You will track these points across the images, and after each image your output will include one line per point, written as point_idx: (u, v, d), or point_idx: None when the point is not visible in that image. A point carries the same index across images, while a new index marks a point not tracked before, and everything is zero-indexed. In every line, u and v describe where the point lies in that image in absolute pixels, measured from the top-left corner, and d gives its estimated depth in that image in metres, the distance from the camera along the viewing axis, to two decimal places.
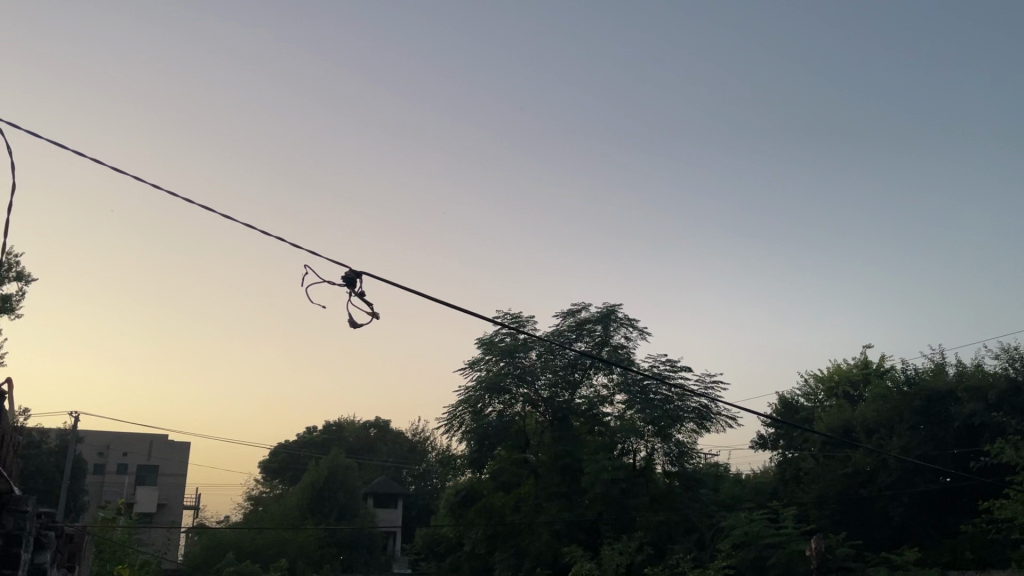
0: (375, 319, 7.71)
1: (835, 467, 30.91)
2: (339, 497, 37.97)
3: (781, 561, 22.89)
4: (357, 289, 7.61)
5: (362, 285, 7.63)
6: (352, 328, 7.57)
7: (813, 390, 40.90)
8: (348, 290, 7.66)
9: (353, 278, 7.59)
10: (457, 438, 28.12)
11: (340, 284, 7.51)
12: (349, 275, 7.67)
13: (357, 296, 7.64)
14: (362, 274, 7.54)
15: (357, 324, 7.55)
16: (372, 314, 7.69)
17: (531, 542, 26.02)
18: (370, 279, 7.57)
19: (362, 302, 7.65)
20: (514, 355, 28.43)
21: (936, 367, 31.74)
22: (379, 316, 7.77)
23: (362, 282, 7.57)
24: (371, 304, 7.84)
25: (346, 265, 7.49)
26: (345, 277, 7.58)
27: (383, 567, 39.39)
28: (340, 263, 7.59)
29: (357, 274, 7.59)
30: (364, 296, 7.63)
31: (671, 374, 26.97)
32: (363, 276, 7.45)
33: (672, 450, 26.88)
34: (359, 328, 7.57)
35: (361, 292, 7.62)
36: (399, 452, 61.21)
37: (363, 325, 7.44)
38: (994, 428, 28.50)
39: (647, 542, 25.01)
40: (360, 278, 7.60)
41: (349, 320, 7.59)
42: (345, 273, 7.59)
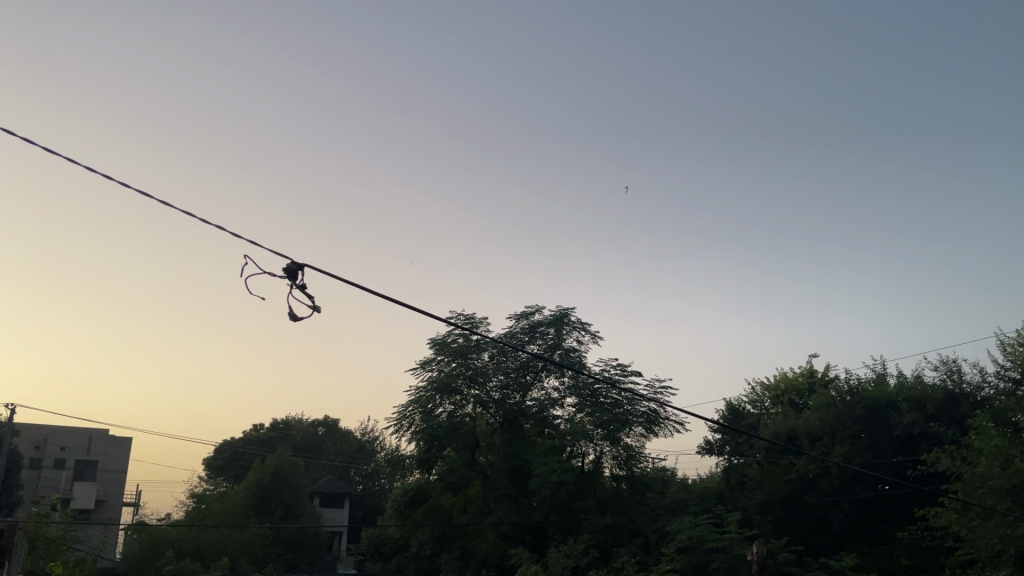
0: (316, 312, 7.60)
1: (779, 473, 31.50)
2: (284, 497, 37.44)
3: (724, 565, 23.28)
4: (299, 282, 7.52)
5: (304, 277, 7.53)
6: (292, 321, 7.47)
7: (759, 397, 41.56)
8: (289, 283, 7.55)
9: (295, 270, 7.49)
10: (406, 438, 27.89)
11: (281, 276, 7.41)
12: (291, 267, 7.56)
13: (298, 289, 7.54)
14: (304, 266, 7.44)
15: (296, 316, 7.44)
16: (312, 307, 7.56)
17: (478, 543, 26.02)
18: (313, 271, 7.46)
19: (304, 295, 7.53)
20: (466, 356, 28.37)
21: (878, 377, 32.57)
22: (320, 309, 7.64)
23: (305, 275, 7.47)
24: (313, 297, 7.74)
25: (287, 258, 7.39)
26: (286, 269, 7.48)
27: (328, 567, 39.01)
28: (281, 254, 7.48)
29: (299, 266, 7.50)
30: (305, 289, 7.53)
31: (622, 378, 27.19)
32: (304, 268, 7.36)
33: (620, 454, 27.10)
34: (299, 320, 7.47)
35: (303, 285, 7.52)
36: (347, 452, 60.82)
37: (303, 318, 7.33)
38: (931, 437, 29.41)
39: (593, 545, 25.15)
40: (302, 270, 7.50)
41: (289, 313, 7.47)
42: (287, 264, 7.48)
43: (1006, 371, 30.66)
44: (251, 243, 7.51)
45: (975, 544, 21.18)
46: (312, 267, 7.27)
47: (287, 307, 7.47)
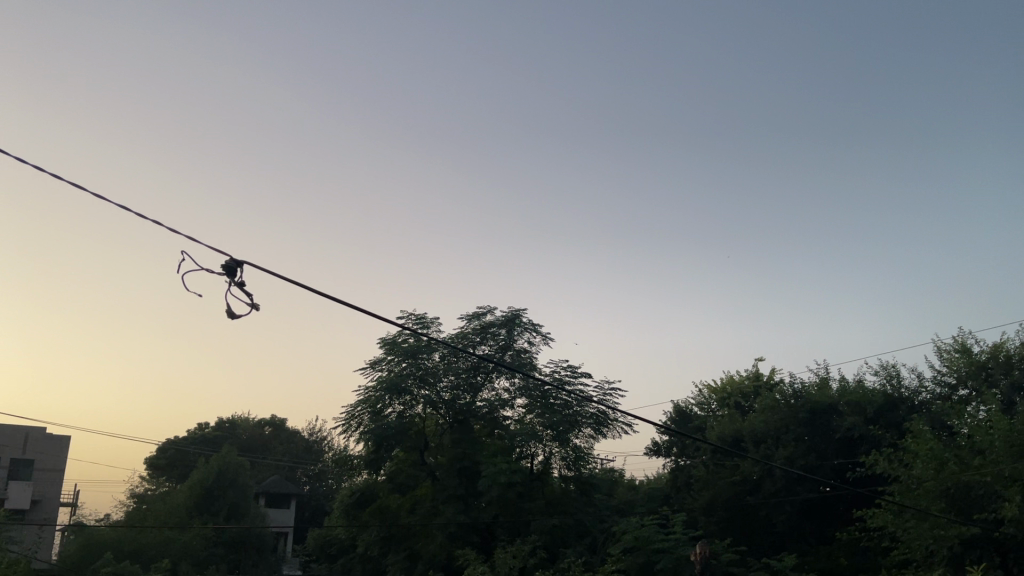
0: (255, 310, 7.51)
1: (724, 474, 32.06)
2: (228, 497, 36.87)
3: (669, 565, 23.59)
4: (238, 279, 7.43)
5: (242, 274, 7.45)
6: (230, 319, 7.37)
7: (706, 399, 42.18)
8: (228, 280, 7.45)
9: (234, 267, 7.40)
10: (355, 438, 27.63)
11: (218, 272, 7.31)
12: (229, 264, 7.47)
13: (236, 286, 7.45)
14: (243, 263, 7.36)
15: (234, 314, 7.34)
16: (251, 305, 7.49)
17: (425, 544, 25.97)
18: (251, 268, 7.38)
19: (243, 293, 7.45)
20: (417, 356, 28.23)
21: (821, 381, 33.32)
22: (259, 307, 7.55)
23: (243, 272, 7.39)
24: (252, 294, 7.66)
25: (225, 254, 7.30)
26: (225, 265, 7.39)
27: (273, 568, 38.49)
28: (219, 251, 7.38)
29: (238, 263, 7.41)
30: (244, 287, 7.44)
31: (572, 380, 27.33)
32: (243, 265, 7.28)
33: (569, 454, 27.12)
34: (237, 318, 7.37)
35: (241, 282, 7.44)
36: (295, 452, 60.08)
37: (240, 315, 7.24)
38: (871, 440, 30.18)
39: (540, 546, 25.22)
40: (241, 267, 7.42)
41: (228, 310, 7.37)
42: (225, 261, 7.39)
43: (943, 376, 31.69)
44: (188, 238, 7.40)
45: (911, 544, 21.77)
46: (251, 264, 7.20)
47: (225, 304, 7.36)
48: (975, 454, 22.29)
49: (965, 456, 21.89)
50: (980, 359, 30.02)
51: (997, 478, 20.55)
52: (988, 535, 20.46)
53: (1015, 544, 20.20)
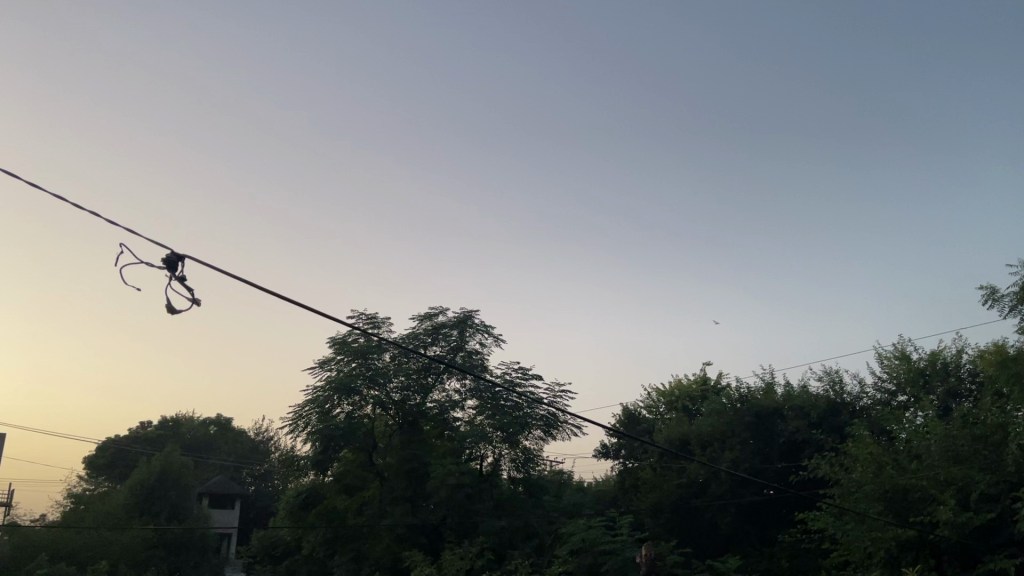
0: (196, 306, 7.39)
1: (671, 477, 32.45)
2: (170, 497, 36.16)
3: (615, 567, 23.70)
4: (179, 273, 7.29)
5: (184, 269, 7.31)
6: (169, 313, 7.22)
7: (654, 402, 42.61)
8: (169, 274, 7.31)
9: (175, 261, 7.26)
10: (302, 438, 27.26)
11: (158, 266, 7.16)
12: (170, 259, 7.33)
13: (178, 281, 7.31)
14: (185, 257, 7.23)
15: (174, 309, 7.20)
16: (191, 300, 7.36)
17: (372, 545, 25.77)
18: (193, 263, 7.25)
19: (183, 287, 7.31)
20: (367, 356, 28.00)
21: (766, 386, 33.92)
22: (200, 302, 7.42)
23: (185, 267, 7.26)
24: (193, 290, 7.52)
25: (166, 247, 7.16)
26: (166, 260, 7.24)
27: (215, 569, 37.85)
28: (160, 245, 7.24)
29: (179, 257, 7.27)
30: (185, 282, 7.31)
31: (522, 381, 27.38)
32: (184, 259, 7.15)
33: (518, 456, 27.29)
34: (177, 313, 7.23)
35: (182, 277, 7.30)
36: (239, 452, 59.18)
37: (181, 310, 7.10)
38: (813, 444, 30.84)
39: (488, 547, 25.20)
40: (182, 261, 7.27)
41: (168, 305, 7.23)
42: (166, 255, 7.24)
43: (883, 383, 32.62)
44: (128, 231, 7.24)
45: (849, 547, 22.20)
46: (193, 258, 7.06)
47: (164, 299, 7.23)
48: (912, 458, 22.92)
49: (902, 460, 22.52)
50: (918, 366, 31.12)
51: (932, 482, 21.16)
52: (923, 538, 20.99)
53: (948, 546, 20.78)
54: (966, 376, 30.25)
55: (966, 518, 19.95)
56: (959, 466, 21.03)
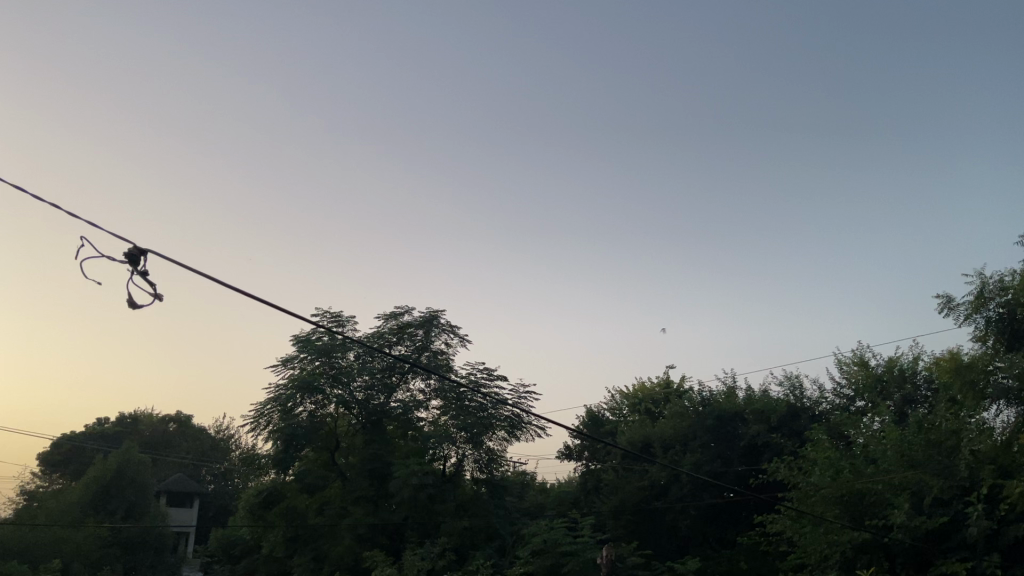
0: (158, 301, 7.29)
1: (633, 479, 32.70)
2: (127, 495, 35.63)
3: (576, 568, 23.79)
4: (141, 268, 7.19)
5: (146, 264, 7.21)
6: (130, 308, 7.12)
7: (618, 404, 42.91)
8: (130, 269, 7.21)
9: (137, 256, 7.16)
10: (263, 437, 26.97)
11: (120, 260, 7.06)
12: (132, 253, 7.23)
13: (139, 276, 7.21)
14: (147, 252, 7.13)
15: (136, 304, 7.10)
16: (153, 295, 7.25)
17: (332, 545, 25.60)
18: (156, 257, 7.15)
19: (145, 283, 7.21)
20: (331, 354, 27.83)
21: (728, 390, 34.33)
22: (162, 298, 7.32)
23: (147, 261, 7.16)
24: (154, 284, 7.42)
25: (129, 241, 7.07)
26: (128, 254, 7.14)
27: (172, 569, 37.34)
28: (122, 239, 7.14)
29: (141, 252, 7.17)
30: (147, 276, 7.21)
31: (487, 382, 27.40)
32: (147, 254, 7.06)
33: (481, 457, 27.30)
34: (138, 308, 7.13)
35: (144, 271, 7.21)
36: (199, 449, 58.40)
37: (143, 305, 7.00)
38: (773, 447, 31.33)
39: (449, 548, 25.17)
40: (145, 256, 7.18)
41: (128, 299, 7.13)
42: (128, 249, 7.15)
43: (841, 388, 33.27)
44: (89, 224, 7.13)
45: (806, 549, 22.53)
46: (156, 253, 6.98)
47: (126, 293, 7.12)
48: (868, 463, 23.34)
49: (859, 464, 22.96)
50: (876, 372, 31.77)
51: (888, 486, 21.57)
52: (878, 541, 21.38)
53: (901, 549, 21.20)
54: (922, 383, 30.96)
55: (919, 522, 20.35)
56: (914, 471, 21.49)
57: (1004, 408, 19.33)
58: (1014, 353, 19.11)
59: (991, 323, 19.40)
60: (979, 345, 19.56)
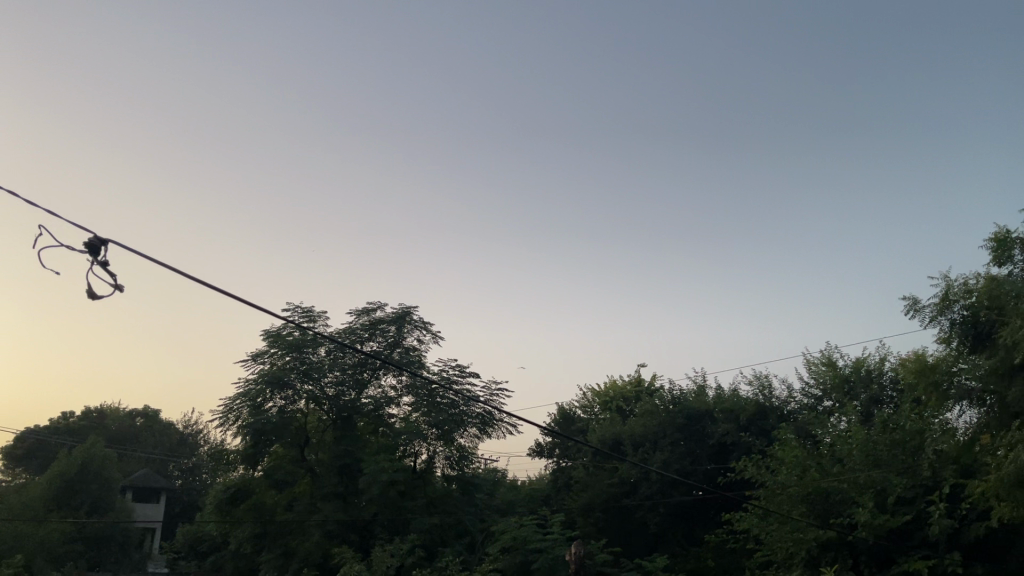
0: (118, 291, 7.19)
1: (603, 476, 32.86)
2: (92, 490, 35.16)
3: (546, 564, 23.86)
4: (101, 258, 7.09)
5: (106, 254, 7.11)
6: (90, 299, 7.01)
7: (589, 402, 43.07)
8: (90, 258, 7.10)
9: (98, 245, 7.06)
10: (232, 432, 26.77)
11: (80, 250, 6.96)
12: (93, 242, 7.12)
13: (99, 266, 7.11)
14: (107, 242, 7.03)
15: (96, 294, 7.00)
16: (114, 285, 7.16)
17: (301, 541, 25.45)
18: (116, 248, 7.06)
19: (106, 273, 7.12)
20: (302, 350, 27.66)
21: (699, 389, 34.58)
22: (123, 288, 7.22)
23: (107, 251, 7.06)
24: (115, 274, 7.32)
25: (89, 231, 6.96)
26: (88, 243, 7.04)
27: (137, 566, 36.87)
28: (82, 228, 7.03)
29: (102, 241, 7.07)
30: (107, 266, 7.10)
31: (459, 379, 27.38)
32: (108, 244, 6.96)
33: (452, 454, 27.29)
34: (98, 299, 7.02)
35: (104, 262, 7.10)
36: (167, 444, 57.69)
37: (103, 296, 6.90)
38: (742, 446, 31.66)
39: (419, 544, 25.13)
40: (105, 246, 7.08)
41: (88, 289, 7.02)
42: (88, 239, 7.04)
43: (809, 388, 33.68)
44: (48, 213, 7.02)
45: (772, 547, 22.76)
46: (116, 244, 6.88)
47: (85, 284, 7.01)
48: (835, 462, 23.65)
49: (825, 463, 23.23)
50: (844, 373, 32.23)
51: (853, 485, 21.86)
52: (842, 538, 21.65)
53: (865, 547, 21.49)
54: (888, 384, 31.43)
55: (883, 520, 20.64)
56: (879, 470, 21.80)
57: (966, 409, 19.65)
58: (977, 355, 19.41)
59: (955, 325, 19.68)
60: (943, 347, 19.80)
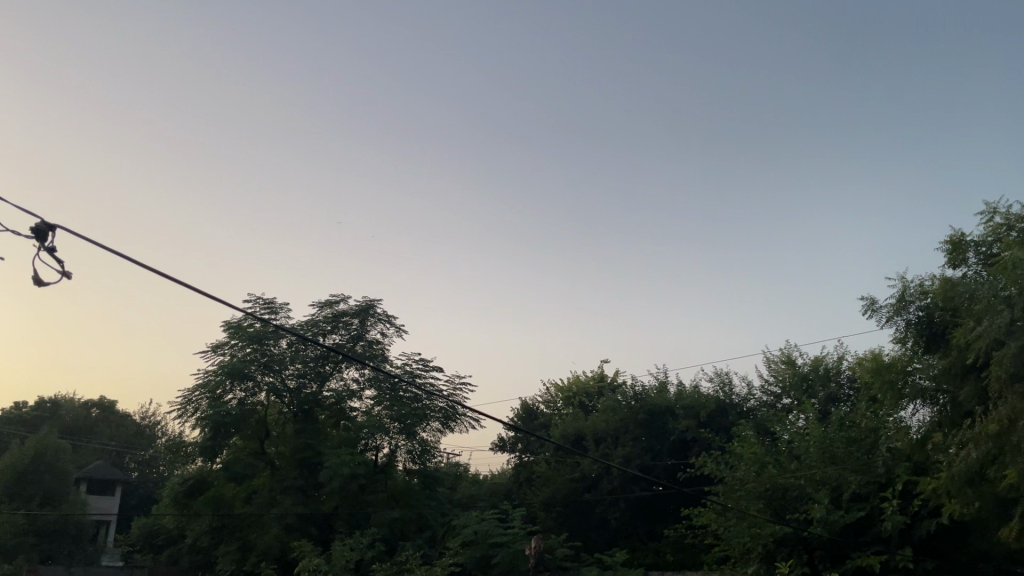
0: (66, 279, 7.04)
1: (565, 471, 33.02)
2: (45, 481, 34.48)
3: (506, 559, 23.93)
4: (49, 244, 6.94)
5: (55, 239, 6.96)
6: (37, 285, 6.87)
7: (552, 397, 43.23)
8: (37, 244, 6.94)
9: (45, 231, 6.90)
10: (190, 424, 26.41)
11: (27, 235, 6.80)
12: (40, 227, 6.96)
13: (47, 252, 6.96)
14: (56, 228, 6.89)
15: (43, 281, 6.86)
16: (62, 272, 7.00)
17: (259, 535, 25.18)
18: (65, 233, 6.91)
19: (53, 259, 6.97)
20: (263, 341, 27.36)
21: (660, 384, 34.90)
22: (71, 275, 7.09)
23: (55, 237, 6.91)
24: (63, 261, 7.16)
25: (36, 216, 6.81)
26: (35, 229, 6.88)
27: (91, 559, 36.26)
28: (29, 213, 6.87)
29: (50, 227, 6.92)
30: (54, 253, 6.96)
31: (423, 373, 27.25)
32: (56, 229, 6.82)
33: (414, 448, 27.18)
34: (45, 285, 6.88)
35: (52, 248, 6.95)
36: (123, 435, 56.62)
37: (50, 282, 6.77)
38: (701, 442, 32.06)
39: (379, 538, 25.03)
40: (53, 231, 6.93)
41: (34, 276, 6.87)
42: (36, 224, 6.88)
43: (769, 385, 34.18)
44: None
45: (729, 542, 23.05)
46: (65, 230, 6.75)
47: (32, 270, 6.87)
48: (792, 458, 24.04)
49: (783, 460, 23.57)
50: (802, 371, 32.76)
51: (809, 482, 22.22)
52: (798, 533, 22.01)
53: (820, 543, 21.86)
54: (845, 382, 32.02)
55: (837, 516, 21.00)
56: (834, 467, 22.19)
57: (919, 408, 20.04)
58: (931, 355, 19.85)
59: (911, 325, 20.11)
60: (899, 347, 20.23)
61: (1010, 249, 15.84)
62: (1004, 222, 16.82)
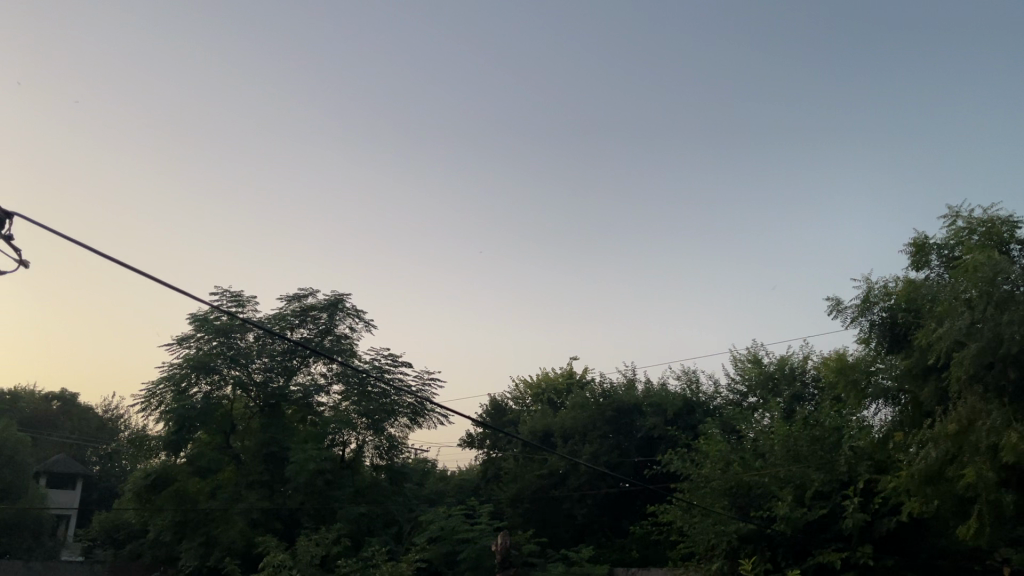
0: (23, 267, 6.91)
1: (532, 467, 33.09)
2: (3, 475, 33.82)
3: (472, 555, 23.97)
4: (5, 232, 6.80)
5: (11, 228, 6.82)
6: None
7: (521, 394, 43.30)
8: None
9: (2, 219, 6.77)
10: (154, 417, 26.08)
11: None
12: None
13: (3, 241, 6.82)
14: (13, 216, 6.75)
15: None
16: (19, 261, 6.87)
17: (223, 530, 24.71)
18: (22, 222, 6.78)
19: (9, 248, 6.83)
20: (230, 335, 27.08)
21: (628, 382, 35.12)
22: (28, 265, 6.95)
23: (12, 226, 6.78)
24: (21, 250, 7.02)
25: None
26: None
27: (51, 554, 35.64)
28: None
29: (7, 215, 6.78)
30: (11, 241, 6.83)
31: (391, 368, 27.17)
32: (13, 218, 6.69)
33: (382, 443, 27.11)
34: None
35: (8, 236, 6.81)
36: (85, 428, 55.67)
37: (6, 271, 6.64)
38: (668, 439, 32.33)
39: (345, 534, 24.93)
40: (10, 220, 6.79)
41: None
42: None
43: (735, 384, 34.56)
44: None
45: (694, 538, 23.26)
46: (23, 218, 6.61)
47: None
48: (756, 455, 24.35)
49: (748, 458, 23.85)
50: (768, 370, 33.15)
51: (773, 480, 22.51)
52: (761, 531, 22.29)
53: (782, 540, 22.16)
54: (809, 381, 32.45)
55: (800, 513, 21.30)
56: (798, 465, 22.50)
57: (881, 407, 20.38)
58: (893, 356, 20.18)
59: (874, 326, 20.39)
60: (862, 347, 20.55)
61: (971, 252, 16.14)
62: (966, 225, 17.13)
